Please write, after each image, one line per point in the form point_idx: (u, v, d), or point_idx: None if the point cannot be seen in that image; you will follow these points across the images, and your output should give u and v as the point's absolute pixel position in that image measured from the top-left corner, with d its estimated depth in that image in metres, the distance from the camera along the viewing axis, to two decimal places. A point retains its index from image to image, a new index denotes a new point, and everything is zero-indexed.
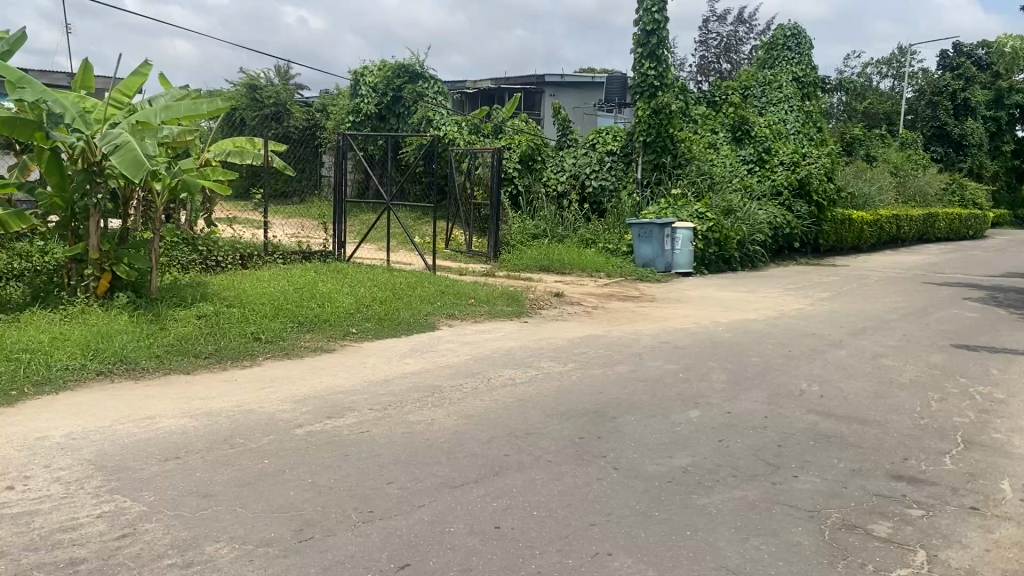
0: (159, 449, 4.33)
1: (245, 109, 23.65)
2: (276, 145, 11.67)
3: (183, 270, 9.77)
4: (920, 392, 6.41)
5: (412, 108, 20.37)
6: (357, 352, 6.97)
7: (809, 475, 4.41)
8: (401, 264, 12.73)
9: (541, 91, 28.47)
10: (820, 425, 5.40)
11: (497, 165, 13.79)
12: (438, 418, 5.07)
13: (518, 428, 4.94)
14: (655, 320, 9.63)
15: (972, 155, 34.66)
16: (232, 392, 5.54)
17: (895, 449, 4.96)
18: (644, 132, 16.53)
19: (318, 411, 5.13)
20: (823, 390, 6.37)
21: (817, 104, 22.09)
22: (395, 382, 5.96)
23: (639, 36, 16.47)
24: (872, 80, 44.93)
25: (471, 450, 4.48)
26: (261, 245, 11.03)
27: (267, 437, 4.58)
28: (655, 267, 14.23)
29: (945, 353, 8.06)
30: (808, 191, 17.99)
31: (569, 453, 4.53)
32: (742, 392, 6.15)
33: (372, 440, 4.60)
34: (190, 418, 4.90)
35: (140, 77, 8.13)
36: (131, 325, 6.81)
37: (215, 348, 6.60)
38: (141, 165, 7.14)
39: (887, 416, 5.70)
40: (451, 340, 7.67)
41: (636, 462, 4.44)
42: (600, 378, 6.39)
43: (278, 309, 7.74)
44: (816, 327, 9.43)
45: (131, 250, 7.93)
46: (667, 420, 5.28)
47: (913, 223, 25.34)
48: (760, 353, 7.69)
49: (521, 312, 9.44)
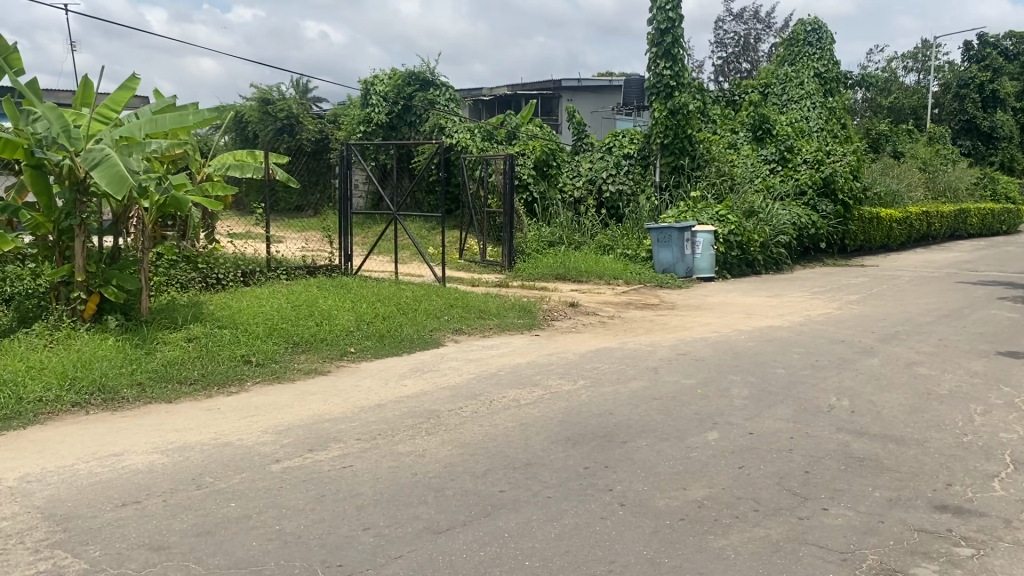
0: (118, 492, 3.93)
1: (257, 125, 23.28)
2: (279, 158, 11.23)
3: (182, 290, 9.47)
4: (961, 405, 5.88)
5: (424, 116, 20.07)
6: (353, 372, 6.58)
7: (840, 508, 3.93)
8: (411, 276, 12.40)
9: (558, 96, 28.07)
10: (853, 445, 4.91)
11: (510, 171, 13.42)
12: (430, 448, 4.64)
13: (516, 458, 4.50)
14: (674, 329, 9.15)
15: (1003, 148, 33.78)
16: (213, 422, 5.17)
17: (939, 472, 4.47)
18: (661, 134, 16.10)
19: (301, 443, 4.73)
20: (854, 404, 5.86)
21: (840, 100, 21.40)
22: (388, 406, 5.55)
23: (653, 35, 16.00)
24: (897, 74, 43.89)
25: (461, 487, 4.05)
26: (265, 262, 10.69)
27: (239, 475, 4.19)
28: (675, 272, 13.70)
29: (986, 359, 7.49)
30: (832, 190, 17.37)
31: (571, 487, 4.09)
32: (766, 409, 5.67)
33: (353, 476, 4.19)
34: (160, 454, 4.51)
35: (128, 91, 7.80)
36: (115, 350, 6.46)
37: (201, 373, 6.24)
38: (124, 182, 6.83)
39: (926, 434, 5.18)
40: (455, 357, 7.24)
41: (645, 497, 3.98)
42: (611, 396, 5.94)
43: (271, 328, 7.37)
44: (845, 333, 8.89)
45: (121, 270, 7.58)
46: (681, 445, 4.81)
47: (944, 219, 24.57)
48: (785, 364, 7.19)
49: (531, 324, 9.00)
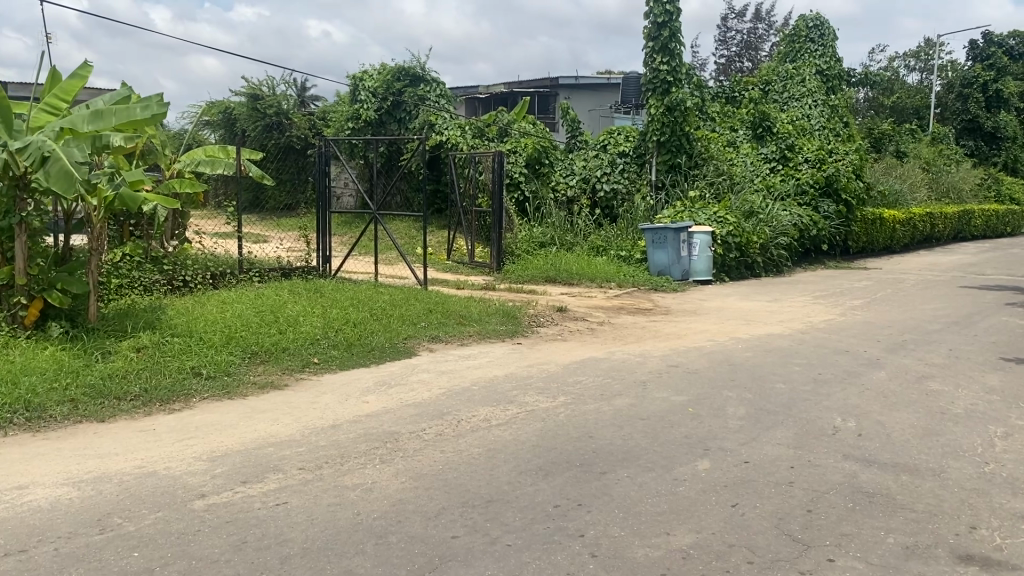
0: (5, 538, 3.37)
1: (245, 120, 22.59)
2: (253, 154, 10.52)
3: (145, 293, 8.94)
4: (980, 427, 5.31)
5: (414, 113, 19.51)
6: (313, 387, 6.00)
7: (850, 559, 3.36)
8: (392, 279, 11.84)
9: (554, 94, 27.68)
10: (861, 477, 4.34)
11: (500, 169, 12.86)
12: (381, 481, 4.08)
13: (478, 494, 3.93)
14: (666, 337, 8.58)
15: (1006, 149, 33.14)
16: (143, 447, 4.59)
17: (961, 512, 3.90)
18: (658, 131, 15.52)
19: (234, 474, 4.16)
20: (862, 426, 5.29)
21: (843, 98, 20.78)
22: (343, 429, 4.97)
23: (649, 29, 15.39)
24: (900, 73, 43.29)
25: (408, 532, 3.48)
26: (235, 264, 10.09)
27: (153, 515, 3.63)
28: (670, 275, 13.13)
29: (1002, 373, 6.92)
30: (835, 190, 16.81)
31: (535, 532, 3.52)
32: (764, 432, 5.11)
33: (285, 517, 3.62)
34: (70, 487, 3.96)
35: (80, 79, 7.24)
36: (52, 361, 5.89)
37: (144, 388, 5.67)
38: (71, 180, 6.38)
39: (943, 462, 4.62)
40: (427, 369, 6.67)
41: (621, 545, 3.41)
42: (593, 416, 5.37)
43: (229, 336, 6.80)
44: (849, 342, 8.34)
45: (69, 273, 7.04)
46: (667, 476, 4.25)
47: (948, 221, 23.99)
48: (785, 378, 6.62)
49: (514, 332, 8.43)
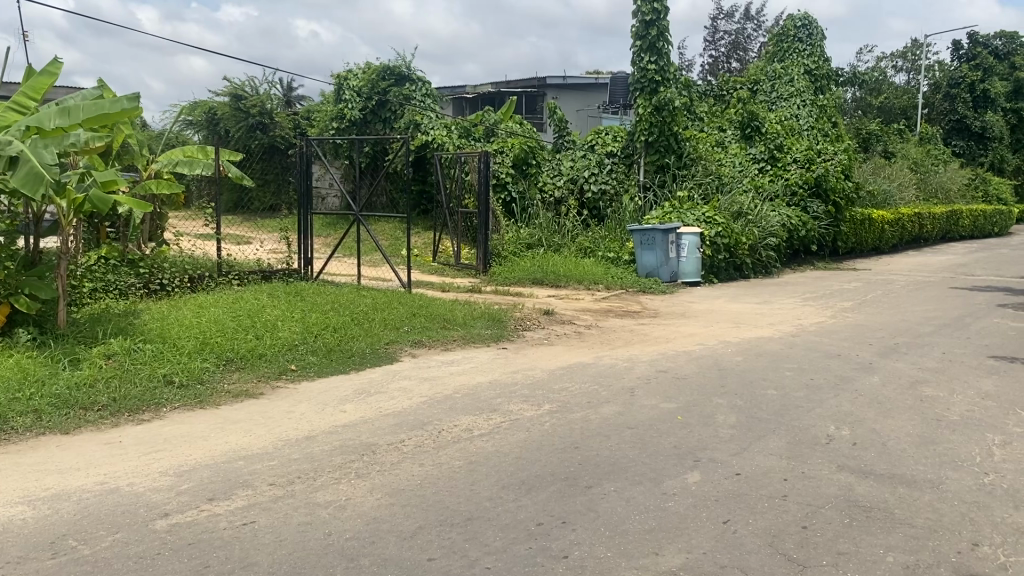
0: None
1: (229, 121, 22.31)
2: (232, 154, 10.28)
3: (120, 297, 8.71)
4: (977, 435, 5.16)
5: (399, 112, 19.28)
6: (290, 396, 5.79)
7: None
8: (375, 281, 11.64)
9: (542, 94, 27.51)
10: (856, 490, 4.17)
11: (485, 169, 12.68)
12: (354, 498, 3.87)
13: (457, 511, 3.73)
14: (655, 340, 8.40)
15: (993, 148, 33.21)
16: (105, 462, 4.36)
17: (961, 527, 3.74)
18: (646, 131, 15.36)
19: (201, 491, 3.95)
20: (856, 434, 5.13)
21: (831, 98, 20.64)
22: (317, 441, 4.76)
23: (637, 28, 15.21)
24: (888, 73, 43.32)
25: (381, 554, 3.29)
26: (214, 266, 9.84)
27: (111, 537, 3.41)
28: (659, 276, 12.95)
29: (996, 378, 6.78)
30: (824, 190, 16.70)
31: (516, 554, 3.32)
32: (755, 441, 4.93)
33: (252, 538, 3.42)
34: (25, 506, 3.74)
35: (49, 76, 7.01)
36: (16, 369, 5.65)
37: (112, 398, 5.44)
38: (40, 180, 6.15)
39: (940, 473, 4.46)
40: (408, 376, 6.47)
41: (607, 567, 3.23)
42: (580, 425, 5.18)
43: (203, 343, 6.56)
44: (840, 346, 8.18)
45: (38, 278, 6.82)
46: (656, 490, 4.07)
47: (936, 221, 23.96)
48: (777, 383, 6.46)
49: (499, 336, 8.22)
